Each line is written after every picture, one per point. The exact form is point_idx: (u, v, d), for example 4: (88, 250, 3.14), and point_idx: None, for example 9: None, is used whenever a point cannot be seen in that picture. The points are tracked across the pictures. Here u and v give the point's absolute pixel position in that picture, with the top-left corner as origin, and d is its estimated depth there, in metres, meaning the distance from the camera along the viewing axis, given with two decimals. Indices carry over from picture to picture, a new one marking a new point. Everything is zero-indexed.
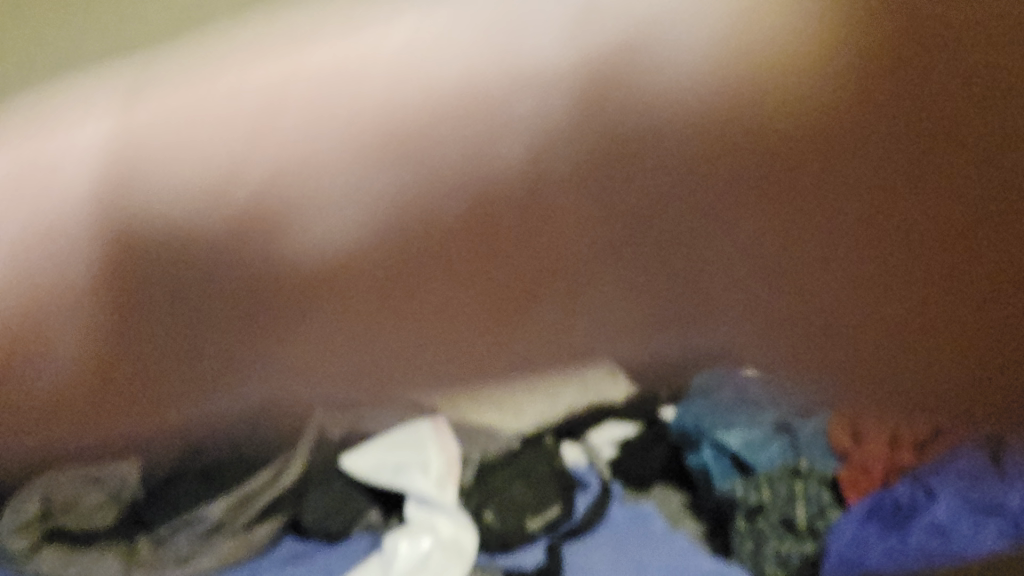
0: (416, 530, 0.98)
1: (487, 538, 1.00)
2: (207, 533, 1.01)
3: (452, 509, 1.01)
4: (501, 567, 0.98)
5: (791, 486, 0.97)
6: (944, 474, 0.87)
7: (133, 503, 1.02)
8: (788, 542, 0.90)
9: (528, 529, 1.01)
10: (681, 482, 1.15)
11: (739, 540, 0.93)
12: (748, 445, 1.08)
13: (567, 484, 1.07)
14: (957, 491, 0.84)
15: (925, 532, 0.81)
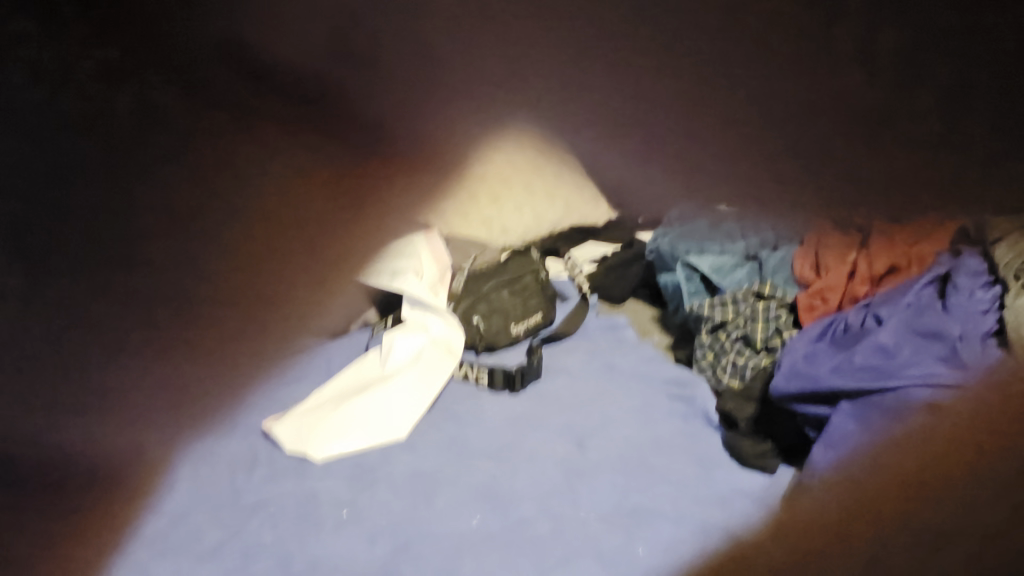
0: (412, 328, 1.06)
1: (474, 340, 1.11)
2: None
3: (443, 313, 1.10)
4: (487, 364, 1.09)
5: (753, 305, 1.04)
6: (894, 304, 0.92)
7: None
8: (745, 356, 0.98)
9: (511, 334, 1.12)
10: (655, 299, 1.26)
11: (701, 351, 1.03)
12: (716, 269, 1.12)
13: (549, 297, 1.18)
14: (904, 318, 0.88)
15: (868, 350, 0.86)
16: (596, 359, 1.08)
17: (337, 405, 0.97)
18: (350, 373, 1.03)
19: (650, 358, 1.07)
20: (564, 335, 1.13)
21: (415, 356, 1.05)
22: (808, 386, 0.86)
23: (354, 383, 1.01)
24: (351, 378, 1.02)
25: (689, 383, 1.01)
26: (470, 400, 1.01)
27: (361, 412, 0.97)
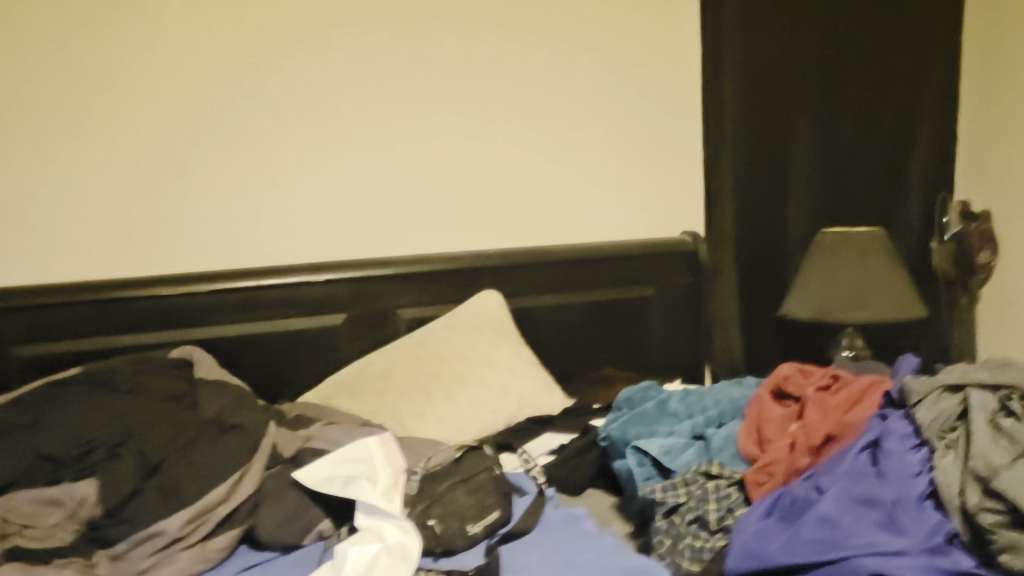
0: (366, 540, 1.03)
1: (430, 544, 1.07)
2: (163, 547, 1.06)
3: (396, 518, 1.06)
4: (444, 567, 1.04)
5: (703, 485, 1.05)
6: (834, 473, 0.92)
7: (90, 519, 1.09)
8: (700, 539, 0.98)
9: (470, 534, 1.08)
10: (612, 485, 1.27)
11: (659, 537, 1.01)
12: (666, 451, 1.13)
13: (505, 491, 1.17)
14: (842, 486, 0.89)
15: (812, 523, 0.85)
16: (561, 550, 1.05)
17: None
18: None
19: (616, 548, 1.04)
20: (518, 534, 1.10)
21: (369, 562, 1.00)
22: (762, 565, 0.84)
23: None
24: None
25: (651, 572, 0.96)
26: None
27: None
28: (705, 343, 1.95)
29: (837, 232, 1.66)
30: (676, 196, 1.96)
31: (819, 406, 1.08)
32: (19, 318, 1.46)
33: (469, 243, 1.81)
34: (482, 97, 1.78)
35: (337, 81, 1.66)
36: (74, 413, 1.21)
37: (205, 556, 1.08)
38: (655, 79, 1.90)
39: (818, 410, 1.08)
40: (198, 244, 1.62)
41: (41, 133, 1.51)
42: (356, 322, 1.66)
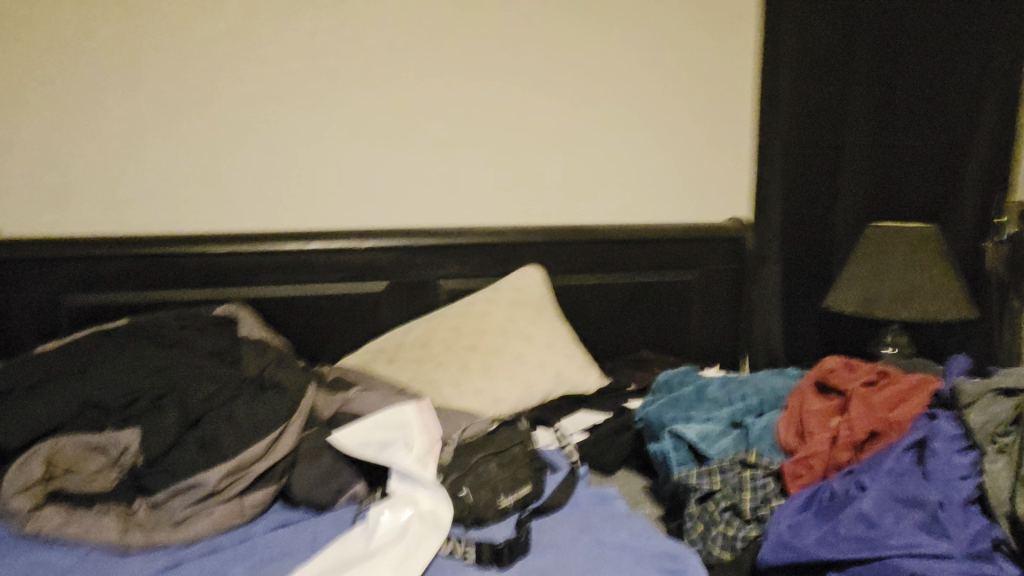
0: (398, 503, 1.04)
1: (462, 514, 1.07)
2: (201, 500, 1.09)
3: (429, 485, 1.07)
4: (474, 539, 1.05)
5: (739, 473, 1.04)
6: (876, 472, 0.90)
7: (133, 468, 1.12)
8: (733, 526, 0.97)
9: (500, 506, 1.09)
10: (645, 468, 1.27)
11: (691, 523, 1.01)
12: (703, 437, 1.12)
13: (537, 466, 1.17)
14: (884, 486, 0.87)
15: (851, 520, 0.84)
16: (591, 529, 1.05)
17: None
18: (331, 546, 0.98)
19: (646, 529, 1.04)
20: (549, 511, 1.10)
21: (401, 528, 1.01)
22: (799, 559, 0.82)
23: (337, 556, 0.97)
24: (336, 556, 0.97)
25: (682, 555, 0.95)
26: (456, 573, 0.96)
27: None
28: (744, 332, 1.94)
29: (887, 227, 1.61)
30: (723, 182, 1.95)
31: (866, 399, 1.06)
32: (69, 267, 1.49)
33: (513, 218, 1.81)
34: (534, 71, 1.76)
35: (390, 48, 1.66)
36: (121, 363, 1.23)
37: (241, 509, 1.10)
38: (710, 60, 1.87)
39: (864, 402, 1.06)
40: (246, 204, 1.63)
41: (98, 86, 1.53)
42: (397, 289, 1.66)
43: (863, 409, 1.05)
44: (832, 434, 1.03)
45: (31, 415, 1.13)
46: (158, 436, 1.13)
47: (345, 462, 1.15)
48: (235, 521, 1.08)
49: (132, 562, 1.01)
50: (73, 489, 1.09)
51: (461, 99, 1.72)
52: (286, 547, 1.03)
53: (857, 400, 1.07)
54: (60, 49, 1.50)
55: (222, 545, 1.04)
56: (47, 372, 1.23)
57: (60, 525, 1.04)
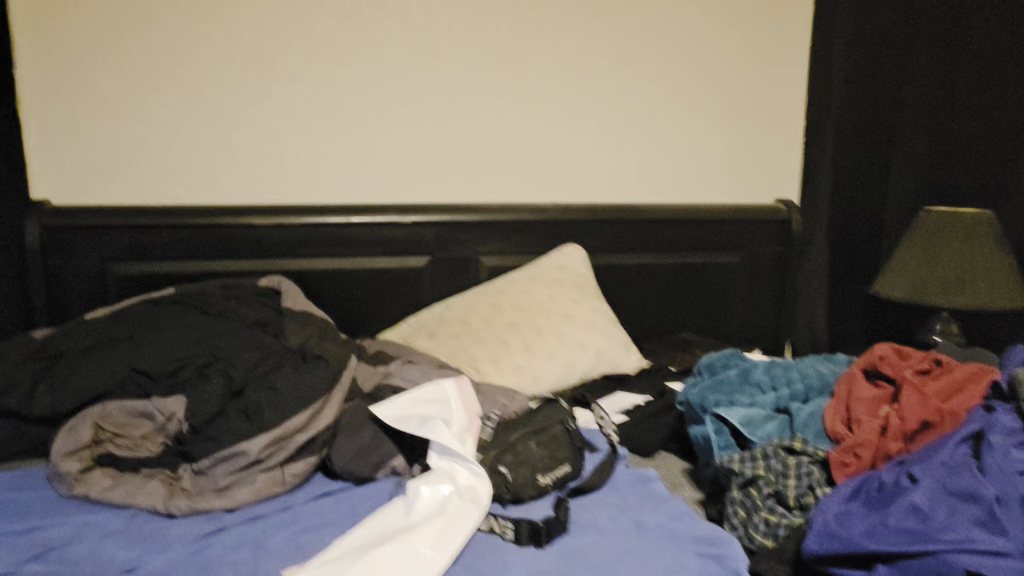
0: (438, 479, 1.04)
1: (501, 490, 1.07)
2: (244, 468, 1.10)
3: (469, 462, 1.07)
4: (513, 516, 1.05)
5: (784, 460, 1.01)
6: (928, 463, 0.88)
7: (179, 435, 1.14)
8: (777, 514, 0.95)
9: (539, 485, 1.09)
10: (685, 451, 1.26)
11: (733, 508, 0.99)
12: (746, 421, 1.10)
13: (577, 446, 1.17)
14: (937, 477, 0.85)
15: (902, 512, 0.82)
16: (631, 510, 1.04)
17: (354, 553, 0.91)
18: (370, 520, 0.99)
19: (687, 512, 1.03)
20: (588, 491, 1.09)
21: (440, 504, 1.01)
22: (845, 549, 0.82)
23: (375, 529, 0.97)
24: (376, 528, 0.97)
25: (722, 541, 0.94)
26: (494, 550, 0.96)
27: (379, 558, 0.90)
28: (788, 317, 1.90)
29: (942, 211, 1.56)
30: (772, 161, 1.91)
31: (919, 387, 1.03)
32: (119, 237, 1.51)
33: (556, 196, 1.79)
34: (581, 46, 1.73)
35: (437, 21, 1.64)
36: (167, 332, 1.25)
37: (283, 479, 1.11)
38: (761, 37, 1.83)
39: (917, 389, 1.03)
40: (291, 177, 1.64)
41: (147, 53, 1.53)
42: (439, 265, 1.66)
43: (916, 397, 1.02)
44: (884, 423, 1.01)
45: (81, 380, 1.16)
46: (202, 403, 1.14)
47: (385, 436, 1.16)
48: (276, 491, 1.09)
49: (175, 525, 1.02)
50: (120, 454, 1.12)
51: (507, 74, 1.70)
52: (325, 518, 1.04)
53: (909, 389, 1.04)
54: (111, 18, 1.50)
55: (263, 513, 1.05)
56: (96, 338, 1.25)
57: (105, 489, 1.06)
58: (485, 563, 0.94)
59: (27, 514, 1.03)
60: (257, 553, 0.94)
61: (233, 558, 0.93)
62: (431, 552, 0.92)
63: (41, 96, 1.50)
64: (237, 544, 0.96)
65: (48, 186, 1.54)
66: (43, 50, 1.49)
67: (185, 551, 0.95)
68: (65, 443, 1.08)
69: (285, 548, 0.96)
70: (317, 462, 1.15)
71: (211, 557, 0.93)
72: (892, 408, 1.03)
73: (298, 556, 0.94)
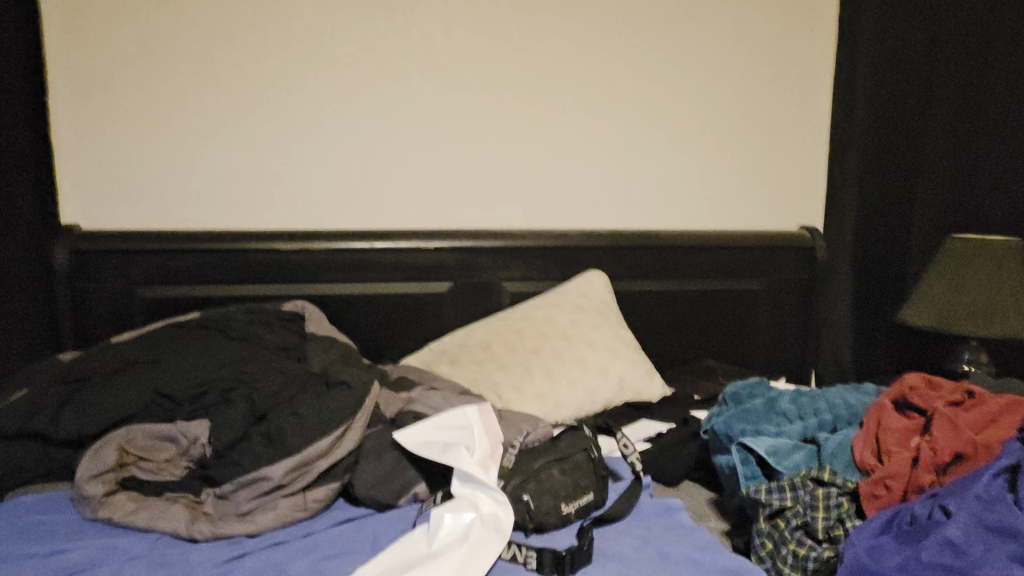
0: (461, 506, 1.03)
1: (524, 518, 1.06)
2: (266, 493, 1.10)
3: (492, 489, 1.06)
4: (536, 545, 1.03)
5: (812, 491, 1.00)
6: (963, 496, 0.86)
7: (202, 459, 1.14)
8: (806, 546, 0.94)
9: (562, 513, 1.08)
10: (710, 481, 1.24)
11: (759, 539, 0.98)
12: (773, 451, 1.09)
13: (601, 475, 1.16)
14: (973, 511, 0.83)
15: (936, 546, 0.81)
16: (656, 541, 1.03)
17: None
18: (392, 547, 0.98)
19: (712, 544, 1.01)
20: (612, 520, 1.08)
21: (463, 531, 1.00)
22: None
23: (397, 557, 0.96)
24: (398, 555, 0.96)
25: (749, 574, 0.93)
26: None
27: None
28: (812, 344, 1.88)
29: (971, 238, 1.54)
30: (796, 188, 1.90)
31: (950, 419, 1.02)
32: (146, 261, 1.53)
33: (578, 222, 1.79)
34: (604, 74, 1.74)
35: (461, 50, 1.66)
36: (192, 356, 1.26)
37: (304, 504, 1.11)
38: (782, 64, 1.84)
39: (948, 421, 1.01)
40: (315, 202, 1.65)
41: (176, 80, 1.56)
42: (461, 290, 1.66)
43: (947, 430, 1.00)
44: (915, 454, 0.99)
45: (107, 402, 1.17)
46: (225, 427, 1.15)
47: (407, 462, 1.16)
48: (298, 517, 1.09)
49: (196, 551, 1.01)
50: (143, 477, 1.13)
51: (530, 101, 1.72)
52: (347, 545, 1.03)
53: (940, 421, 1.02)
54: (143, 47, 1.53)
55: (285, 539, 1.05)
56: (122, 362, 1.26)
57: (129, 513, 1.06)
58: None
59: (51, 537, 1.03)
60: None
61: None
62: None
63: (72, 123, 1.53)
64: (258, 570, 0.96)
65: (77, 211, 1.57)
66: (75, 78, 1.52)
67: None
68: (90, 466, 1.09)
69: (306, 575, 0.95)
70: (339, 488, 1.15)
71: None
72: (923, 439, 1.01)
73: None
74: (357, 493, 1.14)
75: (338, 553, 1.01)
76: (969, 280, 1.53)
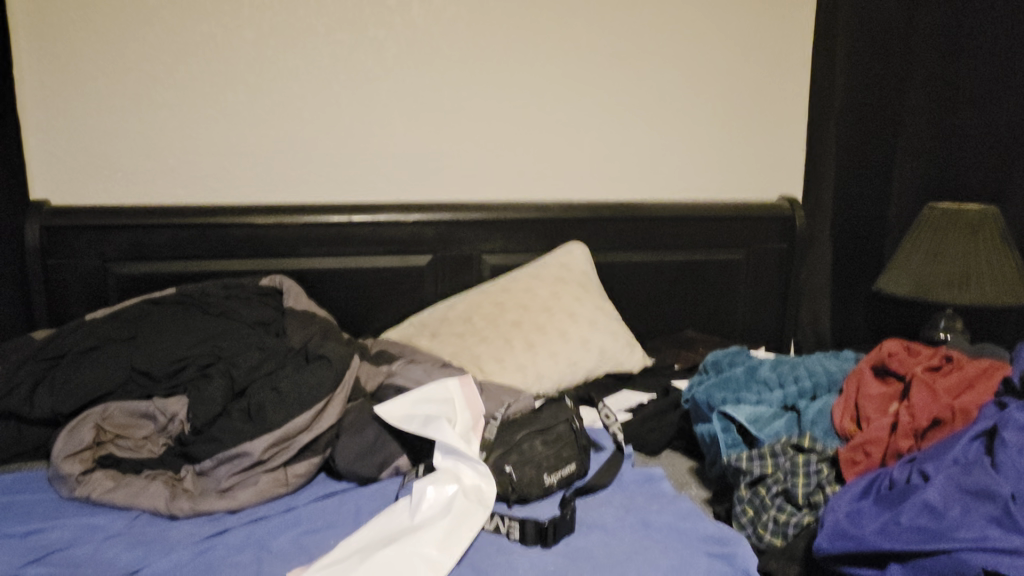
0: (444, 479, 1.03)
1: (507, 490, 1.07)
2: (247, 469, 1.08)
3: (473, 461, 1.06)
4: (518, 516, 1.04)
5: (793, 457, 1.00)
6: (941, 461, 0.87)
7: (181, 436, 1.13)
8: (786, 512, 0.95)
9: (545, 484, 1.08)
10: (691, 449, 1.25)
11: (740, 506, 0.98)
12: (754, 419, 1.09)
13: (583, 445, 1.16)
14: (951, 475, 0.84)
15: (915, 510, 0.82)
16: (639, 510, 1.03)
17: (360, 554, 0.90)
18: (375, 521, 0.97)
19: (694, 512, 1.02)
20: (594, 490, 1.08)
21: (445, 504, 0.99)
22: (857, 548, 0.82)
23: (380, 532, 0.96)
24: (381, 529, 0.96)
25: (731, 541, 0.93)
26: (499, 551, 0.95)
27: (385, 558, 0.89)
28: (792, 314, 1.89)
29: (947, 207, 1.54)
30: (773, 161, 1.90)
31: (930, 382, 1.03)
32: (120, 237, 1.50)
33: (558, 194, 1.78)
34: (582, 44, 1.72)
35: (437, 19, 1.63)
36: (168, 333, 1.24)
37: (285, 481, 1.10)
38: (761, 34, 1.83)
39: (928, 385, 1.02)
40: (292, 175, 1.63)
41: (145, 53, 1.52)
42: (441, 263, 1.65)
43: (927, 393, 1.02)
44: (895, 420, 1.00)
45: (79, 380, 1.15)
46: (202, 404, 1.13)
47: (389, 436, 1.15)
48: (280, 493, 1.09)
49: (178, 529, 1.01)
50: (122, 455, 1.12)
51: (508, 72, 1.69)
52: (331, 519, 1.03)
53: (919, 385, 1.04)
54: (110, 19, 1.49)
55: (267, 515, 1.04)
56: (96, 339, 1.24)
57: (107, 491, 1.05)
58: (493, 564, 0.92)
59: (28, 516, 1.01)
60: (261, 556, 0.93)
61: (237, 561, 0.92)
62: (437, 553, 0.91)
63: (41, 97, 1.49)
64: (241, 548, 0.95)
65: (47, 188, 1.53)
66: (41, 50, 1.48)
67: (188, 554, 0.93)
68: (65, 445, 1.07)
69: (288, 549, 0.95)
70: (320, 462, 1.14)
71: (213, 561, 0.92)
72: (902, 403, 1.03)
73: (304, 558, 0.93)
74: (339, 467, 1.13)
75: (320, 528, 1.00)
76: (948, 249, 1.53)
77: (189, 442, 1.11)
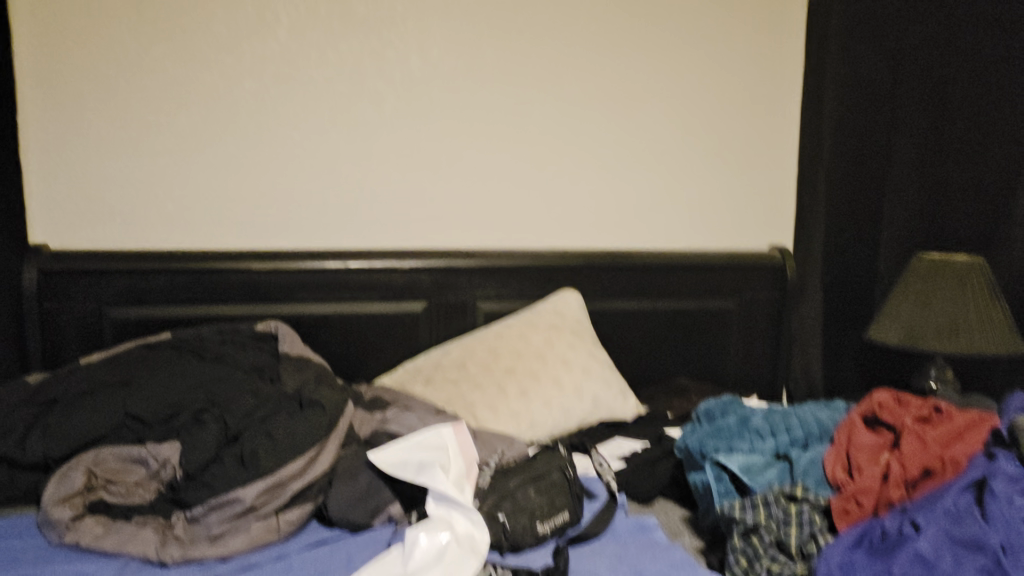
0: (436, 526, 1.03)
1: (499, 539, 1.06)
2: (239, 516, 1.08)
3: (466, 508, 1.06)
4: (510, 565, 1.03)
5: (785, 507, 1.01)
6: (931, 511, 0.87)
7: (173, 482, 1.13)
8: (779, 562, 0.94)
9: (538, 533, 1.08)
10: (684, 498, 1.25)
11: (733, 556, 0.98)
12: (746, 468, 1.09)
13: (576, 494, 1.16)
14: (941, 526, 0.85)
15: (907, 560, 0.82)
16: (632, 559, 1.03)
17: None
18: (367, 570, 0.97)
19: (686, 562, 1.01)
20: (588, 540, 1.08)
21: (438, 552, 0.99)
22: None
23: None
24: None
25: None
26: None
27: None
28: (784, 362, 1.90)
29: (935, 258, 1.57)
30: (764, 211, 1.94)
31: (920, 433, 1.04)
32: (117, 282, 1.51)
33: (552, 241, 1.80)
34: (576, 96, 1.76)
35: (434, 72, 1.67)
36: (161, 378, 1.25)
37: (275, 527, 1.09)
38: (750, 88, 1.87)
39: (918, 435, 1.03)
40: (289, 222, 1.65)
41: (148, 102, 1.55)
42: (436, 310, 1.67)
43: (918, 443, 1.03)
44: (887, 469, 1.01)
45: (71, 425, 1.15)
46: (195, 450, 1.13)
47: (381, 483, 1.15)
48: (270, 540, 1.08)
49: None
50: (112, 501, 1.11)
51: (503, 122, 1.73)
52: (322, 567, 1.02)
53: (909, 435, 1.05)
54: (115, 70, 1.53)
55: (258, 562, 1.03)
56: (90, 383, 1.24)
57: (96, 538, 1.04)
58: None
59: (16, 562, 1.01)
60: None
61: None
62: None
63: (44, 144, 1.52)
64: None
65: (47, 233, 1.54)
66: (45, 100, 1.51)
67: None
68: (55, 491, 1.07)
69: None
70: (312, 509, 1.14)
71: None
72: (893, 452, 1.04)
73: None
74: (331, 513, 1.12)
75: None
76: (936, 300, 1.56)
77: (181, 488, 1.11)
